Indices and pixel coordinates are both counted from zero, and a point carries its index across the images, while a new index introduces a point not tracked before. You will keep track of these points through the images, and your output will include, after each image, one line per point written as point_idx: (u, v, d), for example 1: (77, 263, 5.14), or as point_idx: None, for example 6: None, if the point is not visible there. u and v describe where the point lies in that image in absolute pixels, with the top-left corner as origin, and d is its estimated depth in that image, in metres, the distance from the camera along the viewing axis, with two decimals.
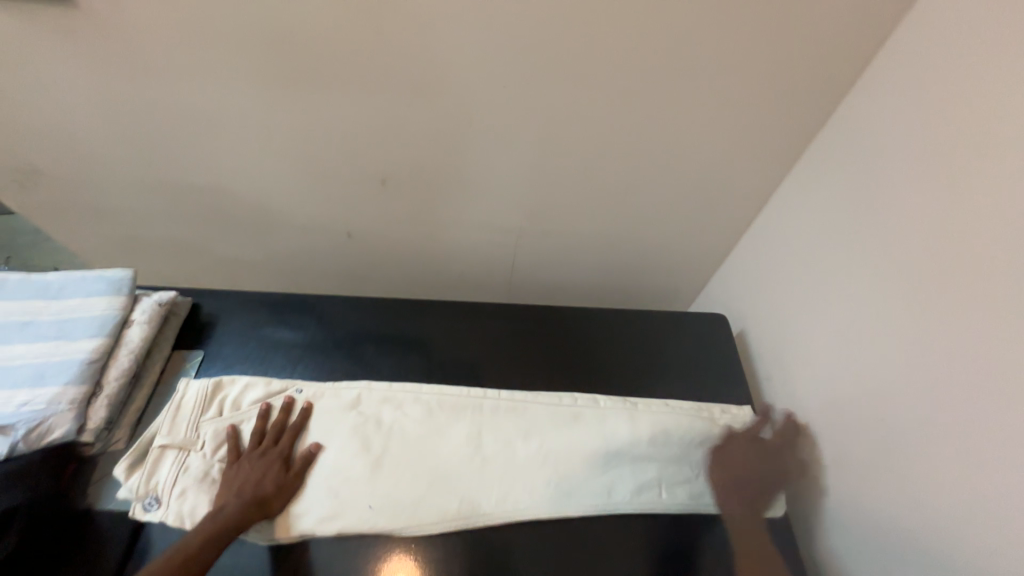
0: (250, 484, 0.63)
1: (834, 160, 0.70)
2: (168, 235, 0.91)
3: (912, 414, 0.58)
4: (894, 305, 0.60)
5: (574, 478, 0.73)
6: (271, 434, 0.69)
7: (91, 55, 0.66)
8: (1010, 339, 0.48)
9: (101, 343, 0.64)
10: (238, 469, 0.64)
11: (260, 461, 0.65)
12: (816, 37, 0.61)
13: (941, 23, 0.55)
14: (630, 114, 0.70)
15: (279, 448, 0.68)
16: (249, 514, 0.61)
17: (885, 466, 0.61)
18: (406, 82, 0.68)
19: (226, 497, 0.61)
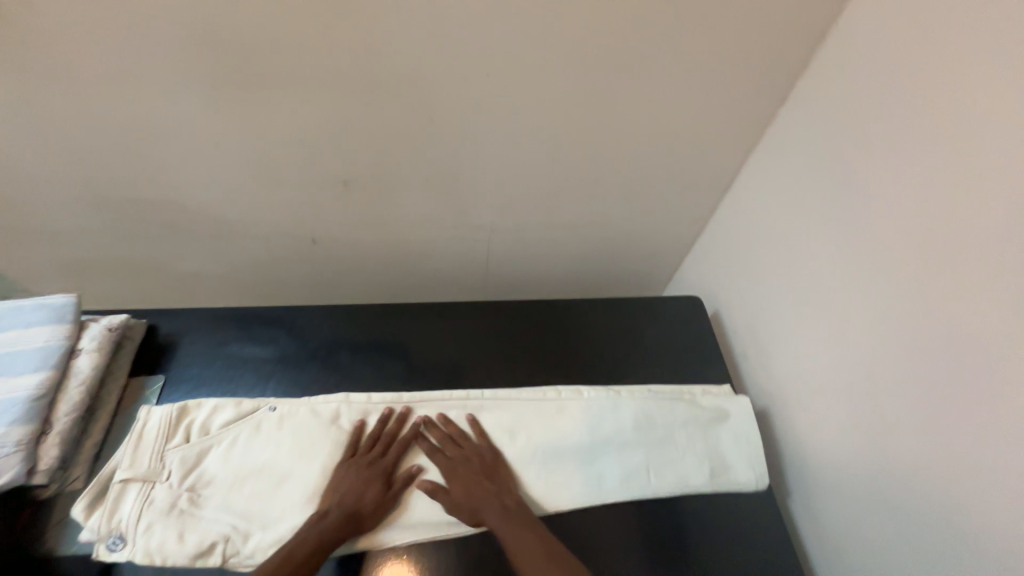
0: (350, 495, 0.59)
1: (805, 139, 0.68)
2: (120, 252, 0.87)
3: (898, 388, 0.56)
4: (962, 295, 0.50)
5: (623, 469, 0.67)
6: (382, 444, 0.65)
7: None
8: (960, 311, 0.50)
9: (47, 377, 0.59)
10: (347, 476, 0.61)
11: (366, 472, 0.62)
12: (767, 32, 0.63)
13: (874, 21, 0.58)
14: (598, 106, 0.70)
15: (389, 461, 0.64)
16: (344, 531, 0.57)
17: (845, 432, 0.63)
18: (363, 82, 0.65)
19: (331, 504, 0.59)
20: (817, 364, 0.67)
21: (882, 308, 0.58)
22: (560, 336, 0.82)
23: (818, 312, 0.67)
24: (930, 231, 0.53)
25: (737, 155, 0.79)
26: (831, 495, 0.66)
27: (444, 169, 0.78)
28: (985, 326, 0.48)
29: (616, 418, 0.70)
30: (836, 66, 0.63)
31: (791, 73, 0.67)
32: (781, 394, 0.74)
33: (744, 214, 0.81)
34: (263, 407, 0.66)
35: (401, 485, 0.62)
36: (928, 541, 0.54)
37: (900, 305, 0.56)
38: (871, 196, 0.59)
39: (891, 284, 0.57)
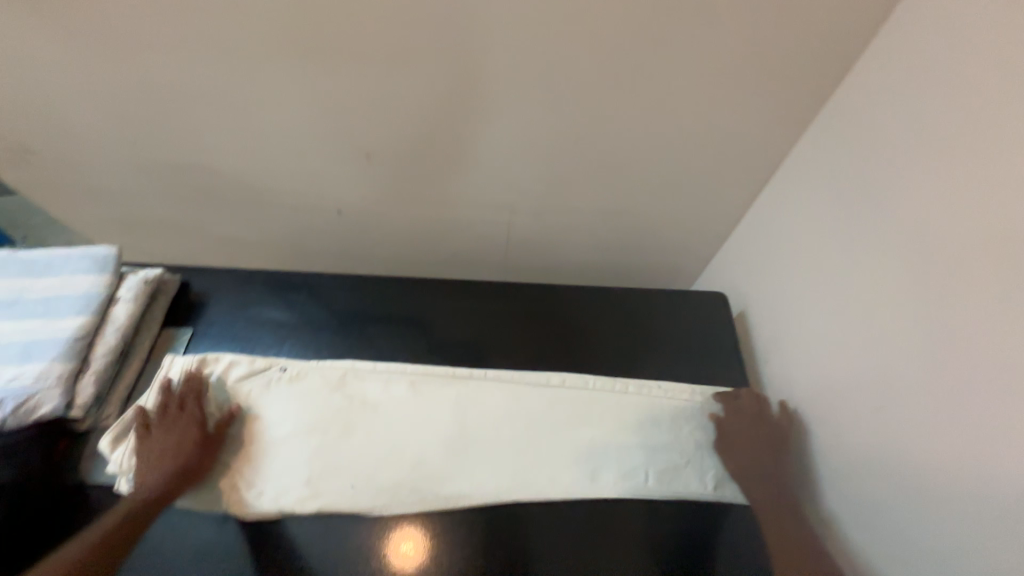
0: (161, 462, 0.60)
1: (861, 126, 0.60)
2: (163, 213, 0.93)
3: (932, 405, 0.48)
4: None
5: (538, 462, 0.64)
6: (170, 410, 0.63)
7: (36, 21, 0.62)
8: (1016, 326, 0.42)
9: (86, 321, 0.64)
10: (144, 449, 0.60)
11: (166, 439, 0.61)
12: (819, 9, 0.55)
13: None
14: (624, 87, 0.65)
15: (184, 422, 0.63)
16: (164, 492, 0.59)
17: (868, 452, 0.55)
18: (379, 55, 0.64)
19: (140, 476, 0.59)
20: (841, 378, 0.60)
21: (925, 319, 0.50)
22: (570, 324, 0.79)
23: (853, 321, 0.59)
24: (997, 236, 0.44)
25: (781, 141, 0.70)
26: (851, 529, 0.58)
27: (459, 145, 0.75)
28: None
29: (618, 412, 0.68)
30: (906, 35, 0.53)
31: (850, 45, 0.58)
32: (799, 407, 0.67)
33: (784, 208, 0.72)
34: (275, 366, 0.69)
35: (208, 436, 0.63)
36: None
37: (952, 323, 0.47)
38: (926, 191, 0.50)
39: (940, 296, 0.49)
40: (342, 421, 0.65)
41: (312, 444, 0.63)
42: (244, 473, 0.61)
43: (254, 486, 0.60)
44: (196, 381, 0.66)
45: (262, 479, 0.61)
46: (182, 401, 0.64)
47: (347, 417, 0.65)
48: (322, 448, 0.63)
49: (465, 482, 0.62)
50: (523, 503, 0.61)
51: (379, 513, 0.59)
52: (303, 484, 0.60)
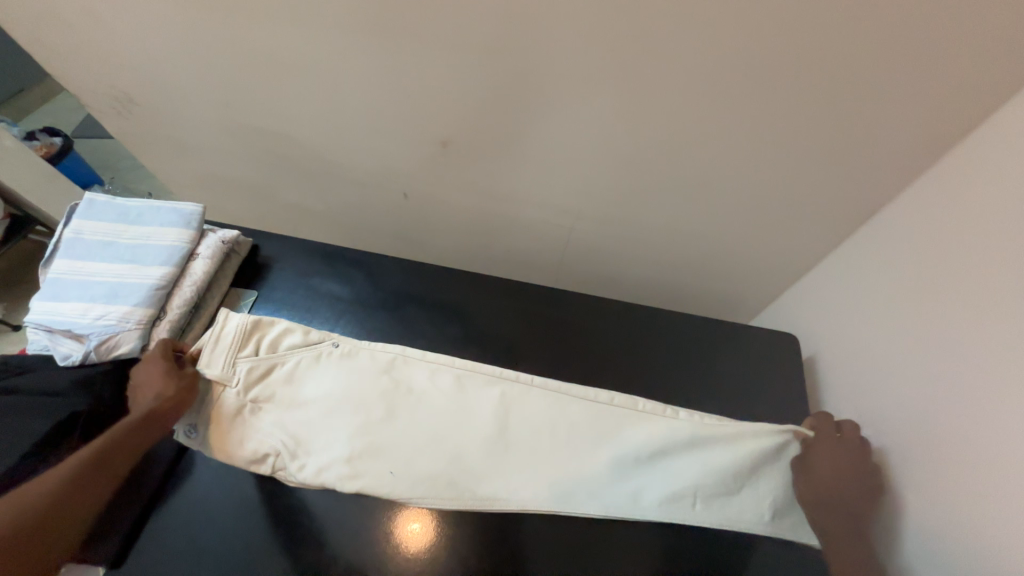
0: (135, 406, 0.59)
1: (988, 179, 0.54)
2: (241, 174, 0.98)
3: None
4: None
5: (579, 480, 0.62)
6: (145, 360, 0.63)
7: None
8: None
9: (168, 272, 0.68)
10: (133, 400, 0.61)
11: (141, 386, 0.61)
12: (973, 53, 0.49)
13: None
14: (722, 111, 0.61)
15: (153, 367, 0.61)
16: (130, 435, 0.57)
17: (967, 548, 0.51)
18: (475, 49, 0.63)
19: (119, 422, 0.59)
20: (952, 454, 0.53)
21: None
22: (625, 342, 0.77)
23: (966, 396, 0.53)
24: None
25: (890, 185, 0.63)
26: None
27: (540, 145, 0.74)
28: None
29: (670, 442, 0.63)
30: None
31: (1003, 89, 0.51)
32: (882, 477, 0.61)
33: (879, 257, 0.67)
34: (327, 340, 0.69)
35: (174, 377, 0.61)
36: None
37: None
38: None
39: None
40: (386, 405, 0.65)
41: (354, 425, 0.63)
42: (288, 441, 0.62)
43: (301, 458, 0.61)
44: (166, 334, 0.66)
45: (306, 451, 0.62)
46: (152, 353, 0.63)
47: (391, 402, 0.65)
48: (364, 430, 0.63)
49: (498, 489, 0.61)
50: (554, 518, 0.60)
51: (417, 503, 0.59)
52: (344, 463, 0.61)
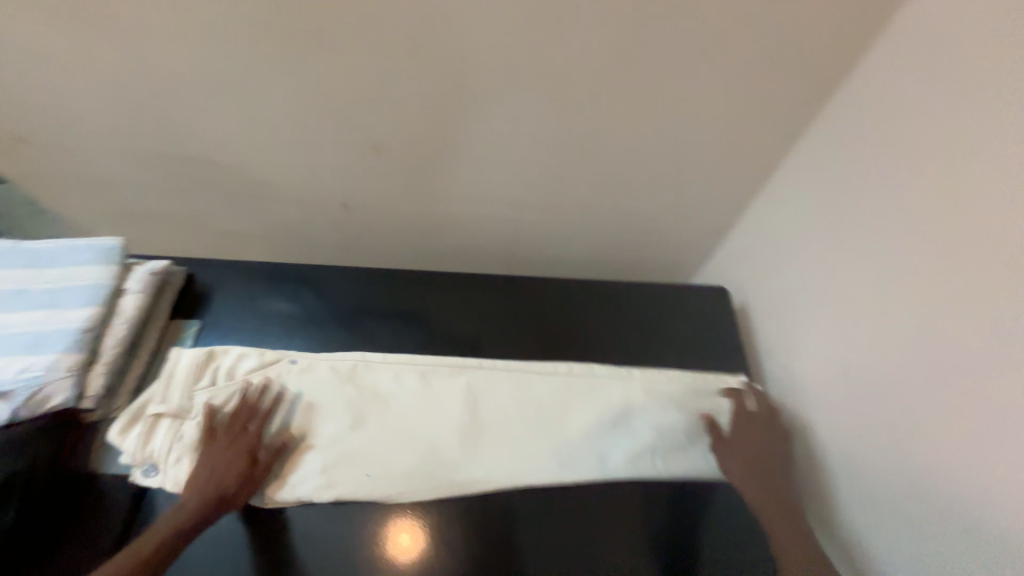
0: (212, 479, 0.56)
1: (857, 123, 0.65)
2: (162, 205, 0.92)
3: (963, 405, 0.52)
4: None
5: (552, 448, 0.65)
6: (235, 423, 0.60)
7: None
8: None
9: (96, 311, 0.64)
10: (202, 461, 0.57)
11: (224, 453, 0.58)
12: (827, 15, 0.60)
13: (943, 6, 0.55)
14: (634, 87, 0.67)
15: (247, 439, 0.59)
16: (206, 516, 0.54)
17: (892, 448, 0.59)
18: (396, 51, 0.65)
19: (190, 490, 0.55)
20: (866, 366, 0.62)
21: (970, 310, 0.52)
22: (580, 316, 0.81)
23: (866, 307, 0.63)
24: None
25: (783, 138, 0.73)
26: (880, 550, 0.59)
27: (477, 139, 0.76)
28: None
29: (628, 398, 0.68)
30: (924, 42, 0.57)
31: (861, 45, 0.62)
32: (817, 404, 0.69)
33: (784, 208, 0.76)
34: (285, 358, 0.68)
35: (263, 459, 0.59)
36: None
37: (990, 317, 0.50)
38: (956, 191, 0.53)
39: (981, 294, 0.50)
40: (354, 410, 0.65)
41: (325, 435, 0.63)
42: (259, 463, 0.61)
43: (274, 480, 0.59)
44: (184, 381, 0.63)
45: (279, 471, 0.60)
46: (240, 419, 0.61)
47: (359, 406, 0.65)
48: (334, 439, 0.63)
49: (475, 470, 0.62)
50: (533, 487, 0.62)
51: (398, 500, 0.60)
52: (318, 473, 0.60)
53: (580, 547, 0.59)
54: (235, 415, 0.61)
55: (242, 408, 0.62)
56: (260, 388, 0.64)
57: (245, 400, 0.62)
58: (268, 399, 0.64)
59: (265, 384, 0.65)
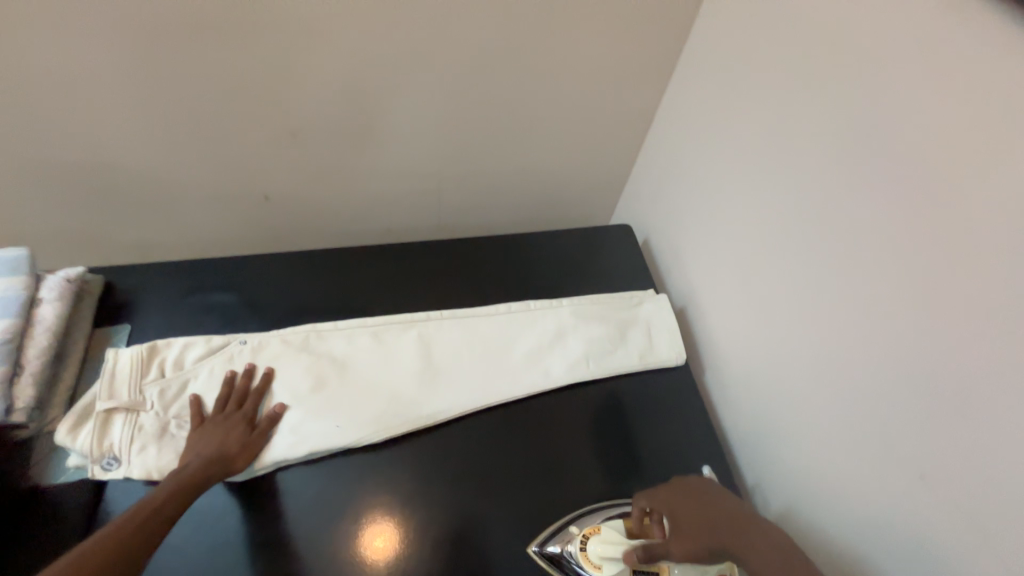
0: (212, 446, 0.59)
1: (698, 70, 0.80)
2: (54, 224, 0.86)
3: (805, 280, 0.64)
4: (858, 191, 0.57)
5: (502, 373, 0.73)
6: (230, 401, 0.64)
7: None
8: (864, 214, 0.56)
9: (12, 324, 0.61)
10: (200, 435, 0.60)
11: (221, 425, 0.61)
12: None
13: None
14: (521, 54, 0.78)
15: (242, 412, 0.63)
16: (208, 477, 0.57)
17: (772, 332, 0.70)
18: (299, 32, 0.69)
19: (189, 458, 0.58)
20: (732, 267, 0.77)
21: (788, 198, 0.66)
22: (511, 264, 0.90)
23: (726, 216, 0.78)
24: (822, 127, 0.60)
25: (651, 91, 0.88)
26: (783, 469, 0.70)
27: (387, 110, 0.81)
28: (892, 224, 0.53)
29: (561, 322, 0.78)
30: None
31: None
32: (707, 313, 0.84)
33: (662, 149, 0.91)
34: (233, 340, 0.69)
35: (260, 427, 0.63)
36: (873, 503, 0.57)
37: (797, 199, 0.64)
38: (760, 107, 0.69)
39: (796, 200, 0.64)
40: (314, 374, 0.68)
41: (290, 399, 0.66)
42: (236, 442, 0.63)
43: (254, 448, 0.61)
44: (133, 377, 0.62)
45: (256, 441, 0.62)
46: (233, 399, 0.64)
47: (319, 370, 0.69)
48: (299, 403, 0.66)
49: (437, 405, 0.69)
50: (491, 407, 0.71)
51: (368, 443, 0.65)
52: (289, 433, 0.63)
53: (538, 448, 0.70)
54: (229, 396, 0.64)
55: (233, 387, 0.65)
56: (247, 370, 0.67)
57: (231, 383, 0.65)
58: (256, 378, 0.67)
59: (263, 369, 0.68)
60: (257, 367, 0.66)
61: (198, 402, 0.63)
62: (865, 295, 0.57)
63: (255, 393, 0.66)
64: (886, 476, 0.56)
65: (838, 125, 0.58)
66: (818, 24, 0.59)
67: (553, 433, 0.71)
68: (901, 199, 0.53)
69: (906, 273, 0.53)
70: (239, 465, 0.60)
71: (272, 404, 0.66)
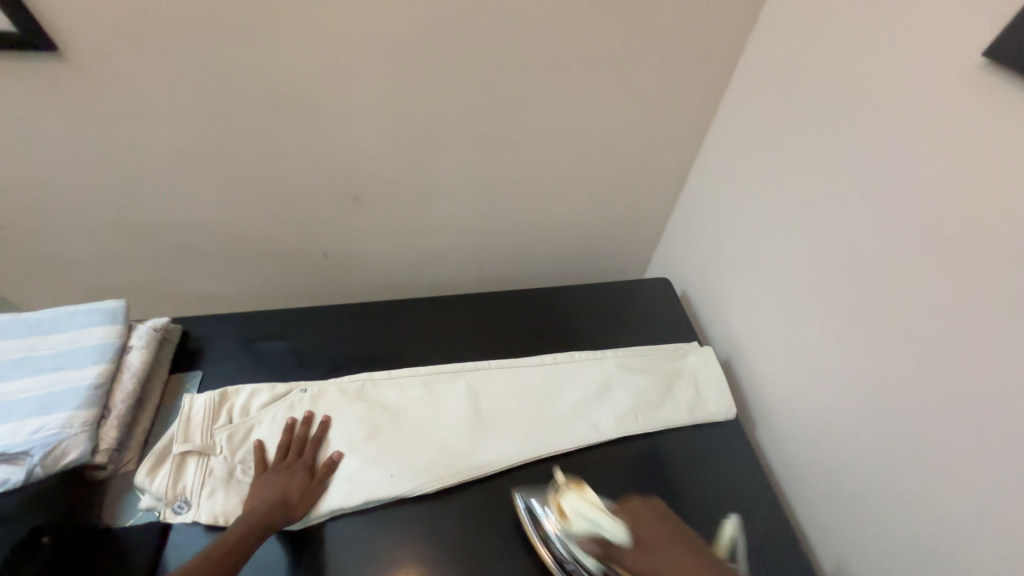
0: (276, 493, 0.61)
1: (730, 136, 0.86)
2: (140, 276, 0.95)
3: (860, 332, 0.65)
4: (903, 245, 0.59)
5: (551, 424, 0.74)
6: (292, 448, 0.66)
7: (59, 88, 0.70)
8: (919, 267, 0.58)
9: (105, 368, 0.67)
10: (264, 481, 0.62)
11: (284, 472, 0.63)
12: (690, 66, 0.82)
13: (759, 53, 0.79)
14: (565, 125, 0.87)
15: (302, 460, 0.66)
16: (272, 523, 0.58)
17: (831, 385, 0.70)
18: (373, 113, 0.80)
19: (255, 504, 0.59)
20: (777, 321, 0.78)
21: (832, 253, 0.68)
22: (553, 316, 0.93)
23: (764, 267, 0.80)
24: (859, 186, 0.64)
25: (683, 154, 0.95)
26: (864, 530, 0.66)
27: (442, 176, 0.90)
28: (943, 277, 0.55)
29: (606, 374, 0.79)
30: (757, 67, 0.79)
31: (718, 74, 0.84)
32: (756, 366, 0.84)
33: (697, 206, 0.97)
34: (295, 389, 0.73)
35: (318, 474, 0.65)
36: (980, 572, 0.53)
37: (844, 253, 0.67)
38: (792, 167, 0.74)
39: (840, 254, 0.67)
40: (369, 423, 0.71)
41: (347, 447, 0.68)
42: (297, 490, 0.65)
43: (313, 496, 0.63)
44: (206, 422, 0.66)
45: (316, 490, 0.63)
46: (294, 446, 0.67)
47: (373, 418, 0.71)
48: (356, 451, 0.68)
49: (488, 456, 0.70)
50: (540, 460, 0.71)
51: (421, 493, 0.66)
52: (346, 481, 0.65)
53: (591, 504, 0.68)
54: (290, 442, 0.67)
55: (294, 434, 0.68)
56: (306, 418, 0.70)
57: (291, 431, 0.68)
58: (315, 426, 0.70)
59: (321, 417, 0.71)
60: (317, 415, 0.70)
61: (262, 449, 0.66)
62: (926, 346, 0.57)
63: (313, 440, 0.68)
64: (974, 538, 0.54)
65: (874, 185, 0.62)
66: (845, 97, 0.65)
67: (605, 490, 0.70)
68: (951, 253, 0.55)
69: (964, 325, 0.54)
70: (299, 513, 0.61)
71: (329, 451, 0.68)
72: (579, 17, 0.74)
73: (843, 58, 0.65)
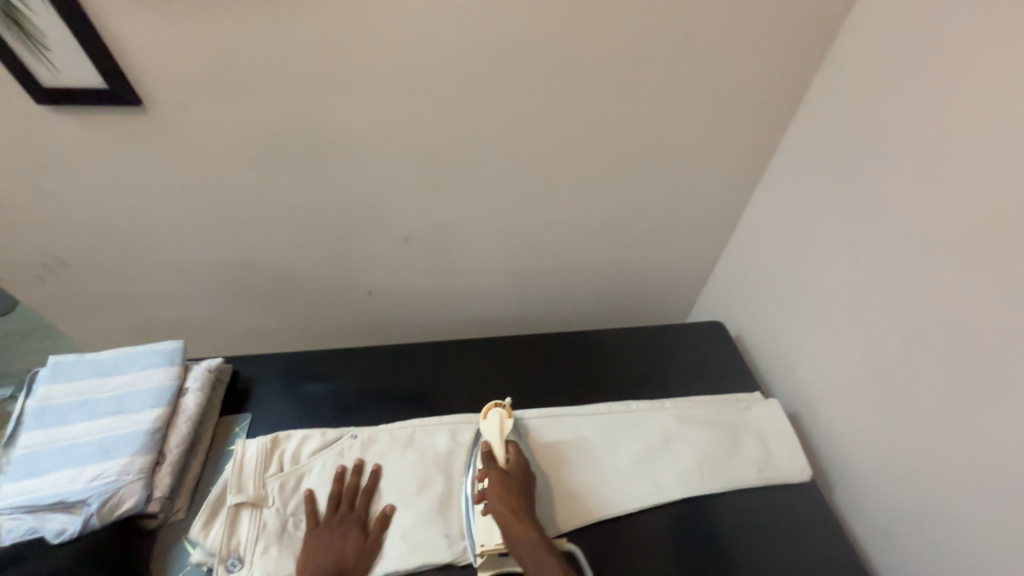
0: (332, 555, 0.59)
1: (786, 178, 0.84)
2: (192, 312, 0.97)
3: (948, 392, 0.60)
4: (996, 304, 0.55)
5: (609, 481, 0.70)
6: (344, 500, 0.64)
7: (133, 138, 0.73)
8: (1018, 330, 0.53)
9: (161, 412, 0.66)
10: (318, 539, 0.60)
11: (337, 529, 0.62)
12: (747, 110, 0.81)
13: (816, 97, 0.77)
14: (615, 169, 0.86)
15: (355, 514, 0.63)
16: None
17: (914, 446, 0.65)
18: (427, 159, 0.81)
19: (311, 567, 0.58)
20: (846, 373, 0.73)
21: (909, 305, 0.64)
22: (603, 360, 0.90)
23: (826, 312, 0.76)
24: (940, 241, 0.60)
25: (737, 196, 0.93)
26: None
27: (491, 217, 0.90)
28: None
29: (666, 426, 0.76)
30: (817, 111, 0.77)
31: (775, 119, 0.82)
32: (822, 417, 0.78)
33: (750, 247, 0.94)
34: (345, 435, 0.71)
35: (372, 532, 0.63)
36: None
37: (924, 307, 0.62)
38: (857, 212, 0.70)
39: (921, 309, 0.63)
40: (420, 475, 0.68)
41: (399, 501, 0.65)
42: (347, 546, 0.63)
43: (368, 557, 0.61)
44: (258, 471, 0.64)
45: (371, 551, 0.61)
46: (345, 497, 0.65)
47: (425, 470, 0.68)
48: (409, 506, 0.65)
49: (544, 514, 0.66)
50: (599, 521, 0.67)
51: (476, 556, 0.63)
52: (399, 541, 0.62)
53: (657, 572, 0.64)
54: (342, 494, 0.65)
55: (345, 484, 0.66)
56: (356, 467, 0.67)
57: (341, 481, 0.66)
58: (365, 475, 0.68)
59: (371, 466, 0.69)
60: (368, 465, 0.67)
61: (312, 501, 0.64)
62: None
63: (364, 492, 0.66)
64: None
65: (959, 239, 0.58)
66: (916, 144, 0.62)
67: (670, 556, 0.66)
68: None
69: None
70: None
71: (381, 504, 0.66)
72: (636, 68, 0.74)
73: (915, 105, 0.62)
